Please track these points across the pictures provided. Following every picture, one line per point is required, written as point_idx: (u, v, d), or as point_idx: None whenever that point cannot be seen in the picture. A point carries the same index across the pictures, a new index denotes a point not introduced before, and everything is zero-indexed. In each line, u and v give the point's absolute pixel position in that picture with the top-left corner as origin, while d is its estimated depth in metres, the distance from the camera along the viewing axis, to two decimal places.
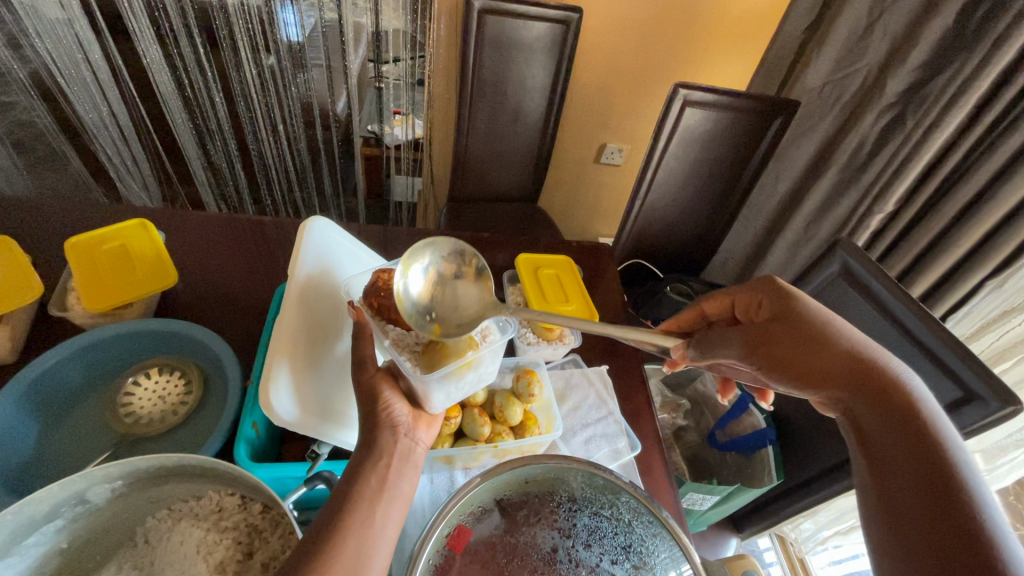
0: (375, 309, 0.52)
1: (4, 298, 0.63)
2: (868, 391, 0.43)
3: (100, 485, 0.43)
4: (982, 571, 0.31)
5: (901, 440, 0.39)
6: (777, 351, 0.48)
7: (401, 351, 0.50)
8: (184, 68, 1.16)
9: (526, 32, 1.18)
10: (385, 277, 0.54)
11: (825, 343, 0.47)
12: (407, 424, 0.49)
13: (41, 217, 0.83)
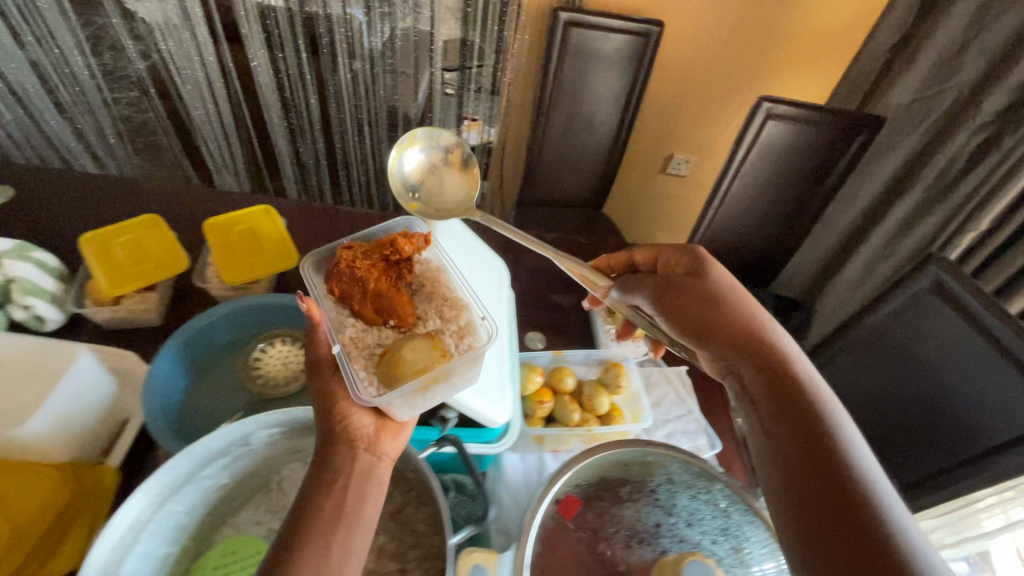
0: (336, 297, 0.49)
1: (155, 267, 0.71)
2: (765, 361, 0.52)
3: (264, 429, 0.50)
4: (850, 500, 0.40)
5: (787, 394, 0.48)
6: (697, 314, 0.56)
7: (358, 356, 0.46)
8: (285, 71, 1.33)
9: (604, 44, 1.22)
10: (345, 260, 0.50)
11: (733, 312, 0.55)
12: (368, 442, 0.47)
13: (179, 199, 0.94)
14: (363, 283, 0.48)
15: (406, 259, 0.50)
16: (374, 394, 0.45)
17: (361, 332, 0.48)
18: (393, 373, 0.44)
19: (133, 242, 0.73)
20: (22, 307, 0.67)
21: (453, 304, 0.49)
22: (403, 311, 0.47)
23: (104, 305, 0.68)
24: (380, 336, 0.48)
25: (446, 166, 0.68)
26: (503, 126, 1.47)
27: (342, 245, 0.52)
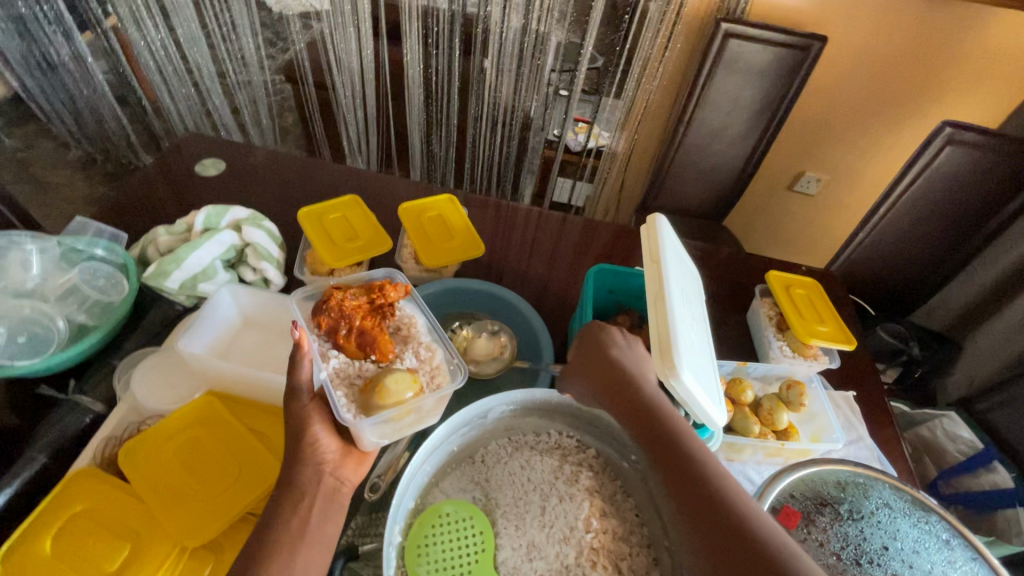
0: (323, 329, 0.55)
1: (365, 246, 0.77)
2: (669, 445, 0.49)
3: (511, 399, 0.56)
4: None
5: (684, 473, 0.47)
6: (607, 390, 0.53)
7: (341, 384, 0.51)
8: (434, 66, 1.39)
9: (760, 56, 1.20)
10: (335, 296, 0.56)
11: (631, 378, 0.53)
12: (331, 463, 0.52)
13: (360, 181, 1.02)
14: (349, 321, 0.54)
15: (389, 303, 0.57)
16: (352, 417, 0.49)
17: (344, 365, 0.53)
18: (374, 399, 0.48)
19: (341, 220, 0.80)
20: (255, 270, 0.75)
21: (428, 346, 0.55)
22: (384, 347, 0.53)
23: (321, 275, 0.76)
24: (361, 367, 0.52)
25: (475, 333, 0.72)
26: (635, 133, 1.47)
27: (331, 287, 0.59)
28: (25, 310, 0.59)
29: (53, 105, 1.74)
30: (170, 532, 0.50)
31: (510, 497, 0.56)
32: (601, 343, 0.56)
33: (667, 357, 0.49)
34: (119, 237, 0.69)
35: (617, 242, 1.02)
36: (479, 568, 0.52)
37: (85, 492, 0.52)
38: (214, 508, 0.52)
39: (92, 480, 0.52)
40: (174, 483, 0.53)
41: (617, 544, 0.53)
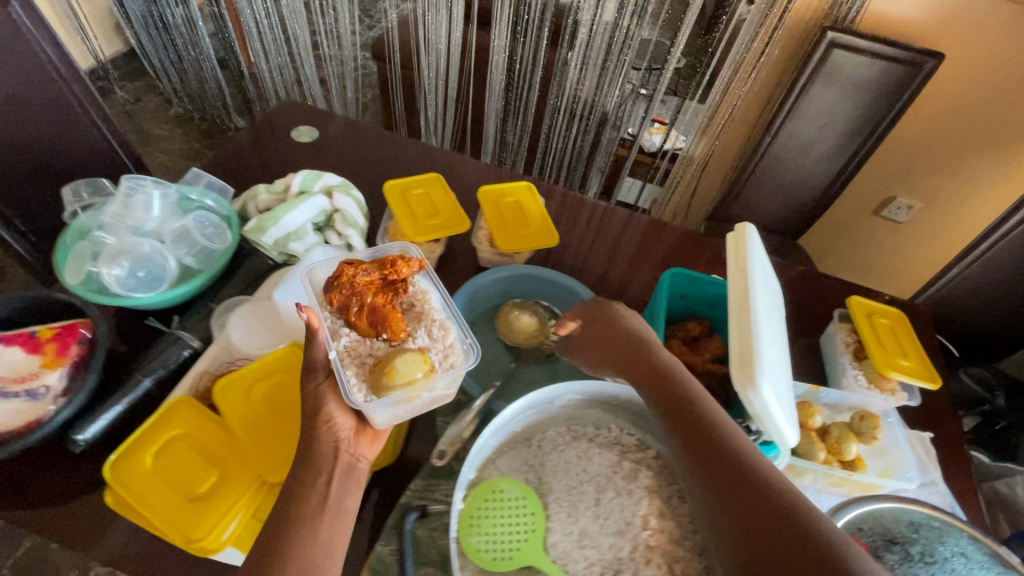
0: (334, 305, 0.54)
1: (443, 225, 0.79)
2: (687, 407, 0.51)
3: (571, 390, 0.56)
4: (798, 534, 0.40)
5: (689, 418, 0.50)
6: (629, 360, 0.56)
7: (351, 363, 0.52)
8: (519, 54, 1.40)
9: (865, 69, 1.13)
10: (346, 272, 0.56)
11: (636, 344, 0.57)
12: (344, 438, 0.53)
13: (440, 161, 1.04)
14: (361, 297, 0.54)
15: (402, 280, 0.57)
16: (363, 398, 0.50)
17: (355, 343, 0.53)
18: (384, 381, 0.49)
19: (424, 197, 0.83)
20: (340, 235, 0.79)
21: (441, 324, 0.55)
22: (394, 326, 0.53)
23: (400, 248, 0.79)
24: (372, 346, 0.53)
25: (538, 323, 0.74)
26: (717, 139, 1.43)
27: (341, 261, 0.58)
28: (145, 249, 0.64)
29: (163, 63, 1.88)
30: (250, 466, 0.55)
31: (563, 484, 0.57)
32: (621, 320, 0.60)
33: (747, 368, 0.48)
34: (226, 191, 0.74)
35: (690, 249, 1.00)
36: (529, 549, 0.53)
37: (175, 420, 0.57)
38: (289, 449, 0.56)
39: (182, 409, 0.57)
40: (256, 423, 0.57)
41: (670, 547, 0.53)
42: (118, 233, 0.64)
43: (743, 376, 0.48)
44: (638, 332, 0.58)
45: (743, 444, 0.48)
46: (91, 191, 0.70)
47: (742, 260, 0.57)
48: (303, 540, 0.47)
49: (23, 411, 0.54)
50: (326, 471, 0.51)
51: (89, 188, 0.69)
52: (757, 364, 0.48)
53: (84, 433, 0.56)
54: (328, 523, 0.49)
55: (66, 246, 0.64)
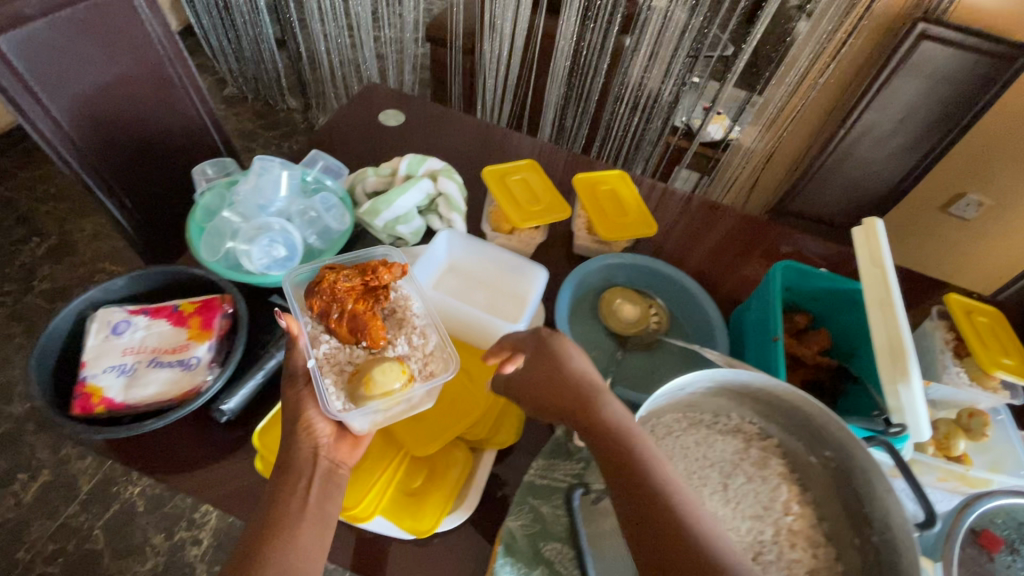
0: (317, 314, 0.56)
1: (546, 211, 0.80)
2: (617, 457, 0.46)
3: (700, 380, 0.56)
4: None
5: (620, 464, 0.45)
6: (564, 400, 0.51)
7: (330, 371, 0.54)
8: (586, 40, 1.38)
9: (954, 61, 1.10)
10: (328, 278, 0.57)
11: (566, 375, 0.52)
12: (323, 444, 0.52)
13: (522, 145, 1.05)
14: (341, 304, 0.56)
15: (383, 287, 0.59)
16: (341, 407, 0.52)
17: (335, 350, 0.55)
18: (361, 391, 0.51)
19: (525, 183, 0.84)
20: (443, 220, 0.80)
21: (421, 333, 0.57)
22: (374, 334, 0.55)
23: (504, 233, 0.80)
24: (352, 353, 0.55)
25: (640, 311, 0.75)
26: (786, 131, 1.40)
27: (324, 267, 0.60)
28: (275, 230, 0.66)
29: (220, 41, 1.89)
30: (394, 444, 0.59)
31: (681, 468, 0.57)
32: (554, 350, 0.54)
33: (901, 364, 0.50)
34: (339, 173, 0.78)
35: (774, 241, 1.00)
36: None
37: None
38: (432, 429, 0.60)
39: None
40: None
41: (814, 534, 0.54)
42: (250, 214, 0.67)
43: (893, 372, 0.50)
44: (572, 359, 0.53)
45: (669, 482, 0.44)
46: (215, 171, 0.72)
47: (873, 252, 0.57)
48: (278, 547, 0.45)
49: (178, 382, 0.56)
50: (303, 481, 0.49)
51: (214, 168, 0.72)
52: (909, 362, 0.50)
53: (229, 403, 0.58)
54: (303, 531, 0.47)
55: (200, 222, 0.67)
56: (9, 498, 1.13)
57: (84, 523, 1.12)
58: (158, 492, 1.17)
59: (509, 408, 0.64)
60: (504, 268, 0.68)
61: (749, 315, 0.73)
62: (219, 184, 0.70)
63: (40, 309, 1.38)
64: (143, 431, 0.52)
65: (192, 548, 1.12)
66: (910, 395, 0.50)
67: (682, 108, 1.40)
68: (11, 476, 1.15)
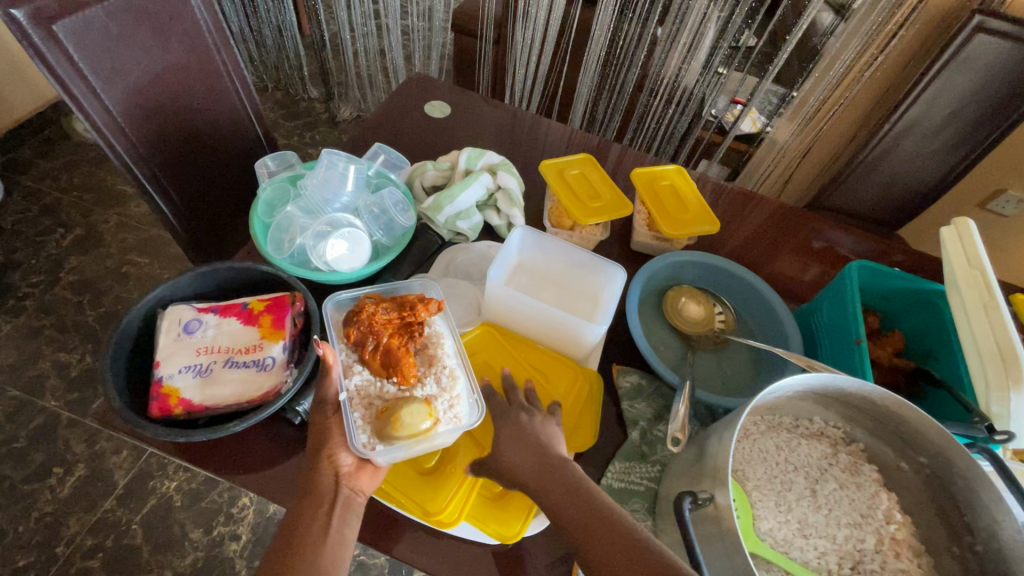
0: (352, 343, 0.56)
1: (608, 206, 0.78)
2: (592, 528, 0.46)
3: (793, 387, 0.53)
4: None
5: (580, 515, 0.47)
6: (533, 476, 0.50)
7: (360, 404, 0.52)
8: (621, 31, 1.34)
9: (1008, 55, 1.08)
10: (368, 310, 0.57)
11: (528, 429, 0.53)
12: (345, 472, 0.49)
13: (567, 137, 1.02)
14: (377, 337, 0.55)
15: (418, 322, 0.58)
16: (365, 443, 0.50)
17: (366, 385, 0.54)
18: (388, 430, 0.50)
19: (583, 178, 0.82)
20: (502, 215, 0.78)
21: (449, 373, 0.55)
22: (407, 370, 0.54)
23: (565, 230, 0.79)
24: (383, 388, 0.54)
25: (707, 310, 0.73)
26: (824, 126, 1.38)
27: (363, 298, 0.60)
28: (343, 227, 0.64)
29: (237, 27, 1.84)
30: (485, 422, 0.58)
31: (763, 473, 0.55)
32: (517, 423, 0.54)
33: (1015, 370, 0.50)
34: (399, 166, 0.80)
35: (823, 237, 0.98)
36: (747, 531, 0.51)
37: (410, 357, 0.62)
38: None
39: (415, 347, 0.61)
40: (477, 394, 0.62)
41: (915, 542, 0.53)
42: (318, 205, 0.68)
43: (1005, 376, 0.51)
44: (535, 430, 0.53)
45: (639, 541, 0.44)
46: (276, 164, 0.76)
47: (971, 255, 0.57)
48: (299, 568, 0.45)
49: (254, 382, 0.55)
50: (325, 505, 0.47)
51: (276, 162, 0.75)
52: (1023, 366, 0.50)
53: (303, 404, 0.56)
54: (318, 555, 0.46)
55: (267, 214, 0.67)
56: (45, 492, 1.12)
57: (122, 518, 1.11)
58: (194, 486, 1.16)
59: (586, 409, 0.63)
60: (576, 268, 0.68)
61: (821, 316, 0.71)
62: (280, 179, 0.70)
63: (68, 301, 1.37)
64: (229, 432, 0.50)
65: (230, 543, 1.11)
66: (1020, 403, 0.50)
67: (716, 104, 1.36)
68: (47, 470, 1.14)
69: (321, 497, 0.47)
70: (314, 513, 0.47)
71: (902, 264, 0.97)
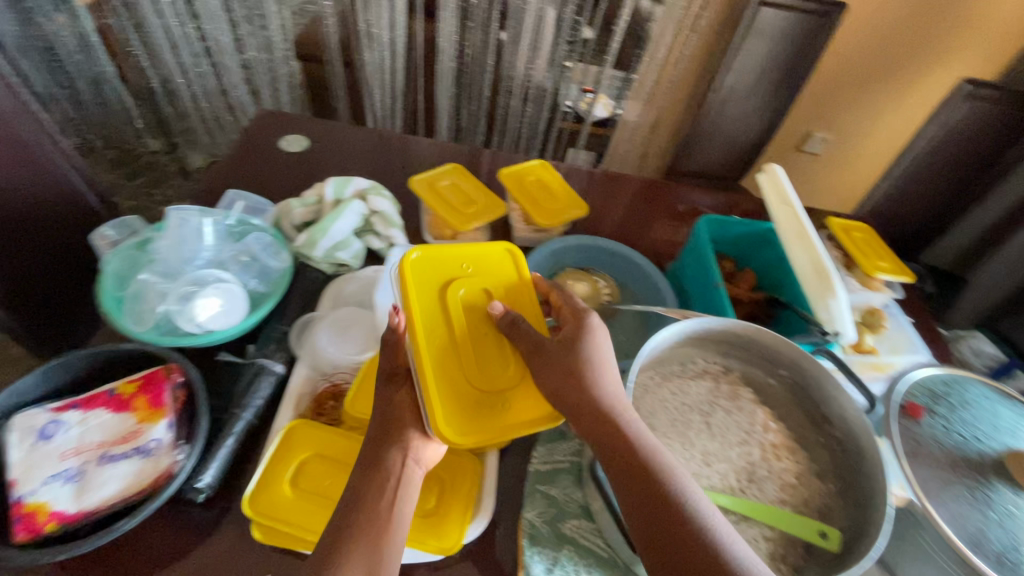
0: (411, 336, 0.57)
1: (484, 209, 0.82)
2: (629, 444, 0.49)
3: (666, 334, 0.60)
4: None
5: (628, 447, 0.49)
6: (592, 381, 0.52)
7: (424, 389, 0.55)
8: (467, 40, 1.38)
9: (787, 22, 1.28)
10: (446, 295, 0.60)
11: (587, 359, 0.53)
12: (413, 449, 0.52)
13: (436, 150, 1.04)
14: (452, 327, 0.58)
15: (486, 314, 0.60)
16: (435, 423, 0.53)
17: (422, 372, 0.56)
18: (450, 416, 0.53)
19: (455, 187, 0.84)
20: (382, 237, 0.77)
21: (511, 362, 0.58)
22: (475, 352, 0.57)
23: (447, 239, 0.80)
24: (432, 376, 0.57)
25: (591, 285, 0.80)
26: (664, 101, 1.53)
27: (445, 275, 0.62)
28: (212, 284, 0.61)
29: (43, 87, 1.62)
30: (538, 396, 0.57)
31: (664, 420, 0.61)
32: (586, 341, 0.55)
33: (826, 282, 0.61)
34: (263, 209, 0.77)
35: (680, 200, 1.09)
36: None
37: (494, 265, 0.65)
38: None
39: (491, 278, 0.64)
40: None
41: (790, 442, 0.61)
42: (177, 267, 0.63)
43: (823, 289, 0.61)
44: (600, 357, 0.54)
45: (677, 471, 0.48)
46: (118, 232, 0.69)
47: (784, 195, 0.68)
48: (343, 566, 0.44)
49: (141, 472, 0.50)
50: (389, 483, 0.49)
51: (118, 230, 0.68)
52: (833, 278, 0.60)
53: (204, 479, 0.53)
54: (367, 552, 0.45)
55: (117, 287, 0.61)
56: None
57: None
58: None
59: None
60: None
61: (686, 271, 0.80)
62: (126, 247, 0.64)
63: None
64: (122, 533, 0.46)
65: None
66: (837, 309, 0.60)
67: (571, 96, 1.46)
68: None
69: (386, 487, 0.49)
70: (373, 506, 0.48)
71: (747, 210, 1.11)
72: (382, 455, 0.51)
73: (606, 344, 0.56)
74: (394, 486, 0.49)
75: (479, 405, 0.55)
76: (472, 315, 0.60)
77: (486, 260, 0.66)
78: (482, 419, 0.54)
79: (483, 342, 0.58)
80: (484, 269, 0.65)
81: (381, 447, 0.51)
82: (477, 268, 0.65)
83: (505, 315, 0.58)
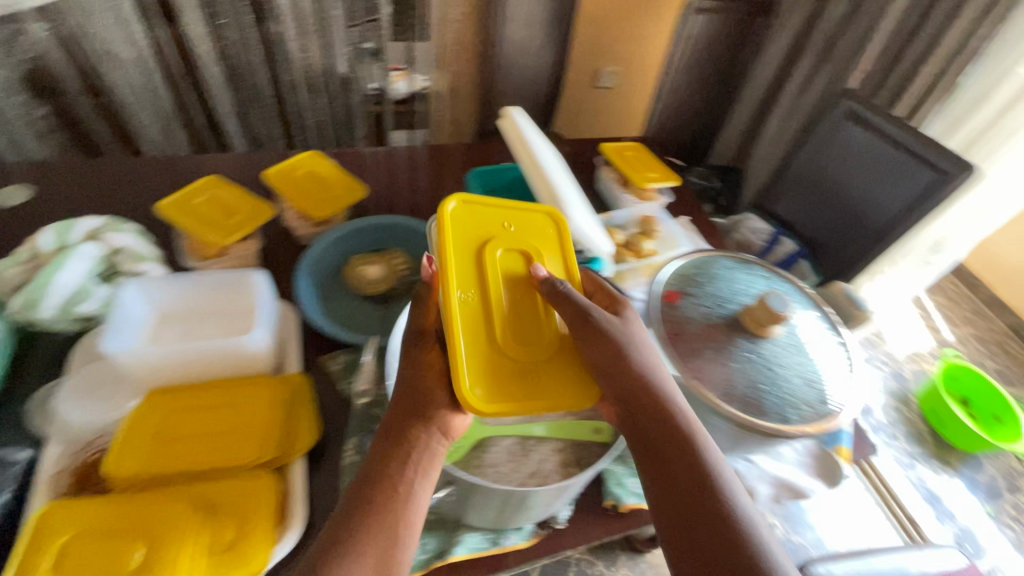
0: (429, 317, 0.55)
1: (250, 216, 0.76)
2: (669, 437, 0.53)
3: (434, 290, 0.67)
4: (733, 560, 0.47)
5: (670, 437, 0.53)
6: (637, 370, 0.55)
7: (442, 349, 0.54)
8: (226, 38, 1.25)
9: None
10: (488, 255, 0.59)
11: (624, 346, 0.55)
12: (443, 432, 0.54)
13: (200, 166, 0.94)
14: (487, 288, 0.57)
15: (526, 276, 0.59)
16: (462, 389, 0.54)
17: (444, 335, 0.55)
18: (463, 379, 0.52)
19: (213, 201, 0.78)
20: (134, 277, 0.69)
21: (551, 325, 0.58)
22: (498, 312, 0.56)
23: (215, 257, 0.74)
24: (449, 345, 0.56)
25: (382, 261, 0.79)
26: None
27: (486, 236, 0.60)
28: None
29: None
30: (569, 371, 0.56)
31: None
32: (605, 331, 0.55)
33: None
34: None
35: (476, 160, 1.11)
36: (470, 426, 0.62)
37: (535, 231, 0.64)
38: (235, 469, 0.56)
39: (535, 239, 0.62)
40: (184, 447, 0.56)
41: None
42: None
43: (557, 217, 0.65)
44: (643, 353, 0.56)
45: (715, 461, 0.52)
46: None
47: (523, 136, 0.71)
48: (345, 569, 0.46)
49: None
50: (410, 460, 0.52)
51: None
52: None
53: None
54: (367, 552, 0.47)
55: None
56: None
57: None
58: None
59: (299, 395, 0.62)
60: (220, 291, 0.67)
61: None
62: None
63: None
64: None
65: None
66: (573, 230, 0.65)
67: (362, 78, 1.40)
68: None
69: (403, 478, 0.51)
70: (385, 502, 0.50)
71: None
72: (402, 448, 0.53)
73: (647, 344, 0.58)
74: (409, 474, 0.52)
75: (520, 373, 0.54)
76: (512, 281, 0.58)
77: (542, 225, 0.64)
78: (516, 390, 0.53)
79: (523, 310, 0.57)
80: (524, 229, 0.63)
81: (397, 441, 0.53)
82: (520, 228, 0.63)
83: (549, 283, 0.58)
